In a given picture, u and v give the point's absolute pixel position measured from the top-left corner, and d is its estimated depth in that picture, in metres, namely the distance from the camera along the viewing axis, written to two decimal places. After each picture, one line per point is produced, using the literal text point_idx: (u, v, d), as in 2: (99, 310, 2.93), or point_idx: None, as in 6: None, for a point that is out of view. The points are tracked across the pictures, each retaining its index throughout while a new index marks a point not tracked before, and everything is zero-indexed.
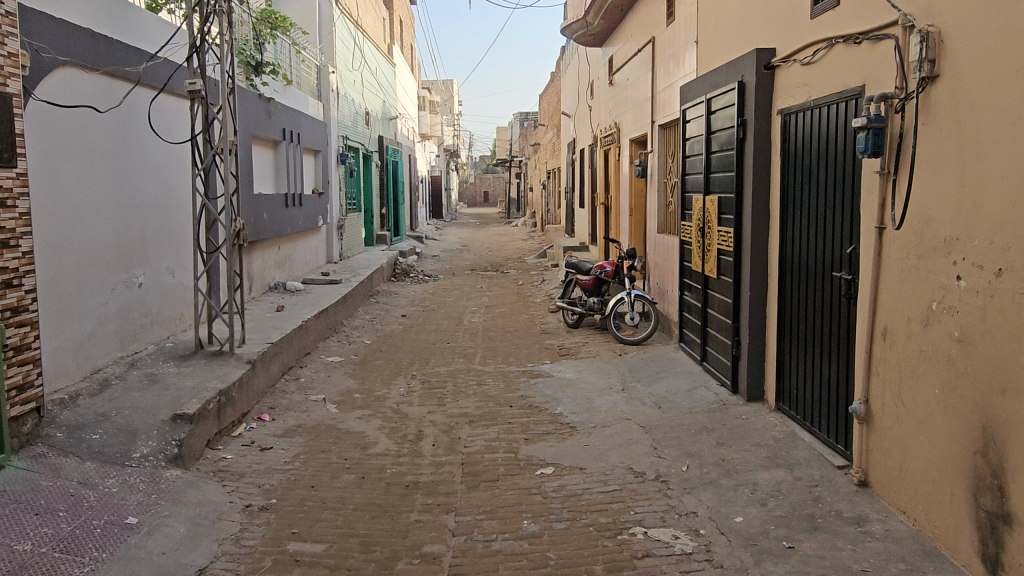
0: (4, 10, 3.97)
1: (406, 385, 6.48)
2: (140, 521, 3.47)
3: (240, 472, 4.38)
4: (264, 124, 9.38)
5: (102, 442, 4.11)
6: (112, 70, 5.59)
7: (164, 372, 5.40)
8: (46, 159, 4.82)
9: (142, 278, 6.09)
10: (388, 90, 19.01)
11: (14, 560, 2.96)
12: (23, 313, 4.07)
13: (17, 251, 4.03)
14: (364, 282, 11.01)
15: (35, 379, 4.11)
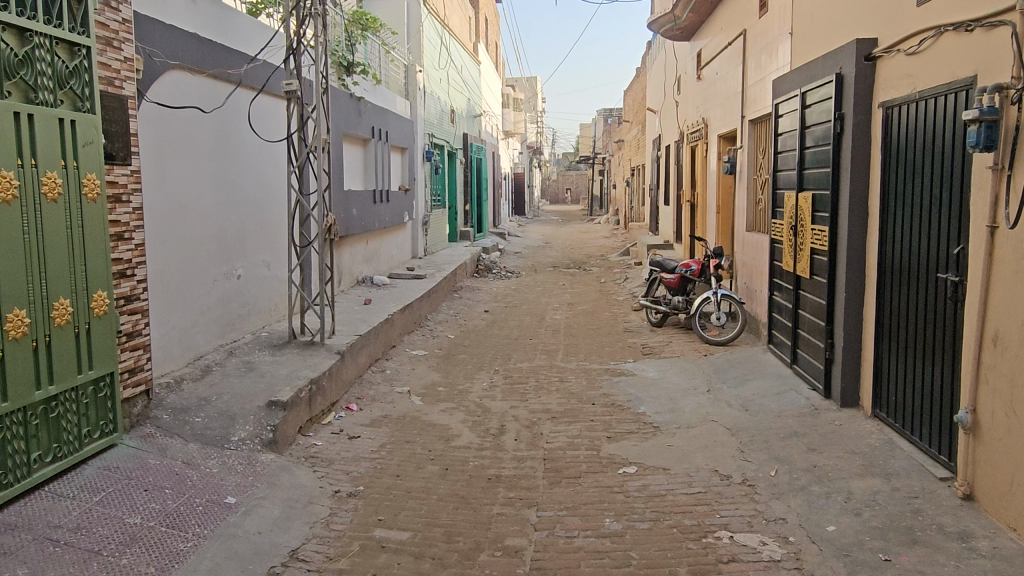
0: (122, 17, 4.23)
1: (489, 379, 6.54)
2: (238, 501, 3.64)
3: (330, 459, 4.54)
4: (355, 122, 9.67)
5: (204, 425, 4.34)
6: (216, 72, 5.89)
7: (260, 360, 5.65)
8: (157, 157, 5.12)
9: (241, 271, 6.39)
10: (472, 89, 19.26)
11: (126, 532, 3.17)
12: (135, 302, 4.34)
13: (130, 244, 4.30)
14: (447, 278, 11.20)
15: (145, 363, 4.39)
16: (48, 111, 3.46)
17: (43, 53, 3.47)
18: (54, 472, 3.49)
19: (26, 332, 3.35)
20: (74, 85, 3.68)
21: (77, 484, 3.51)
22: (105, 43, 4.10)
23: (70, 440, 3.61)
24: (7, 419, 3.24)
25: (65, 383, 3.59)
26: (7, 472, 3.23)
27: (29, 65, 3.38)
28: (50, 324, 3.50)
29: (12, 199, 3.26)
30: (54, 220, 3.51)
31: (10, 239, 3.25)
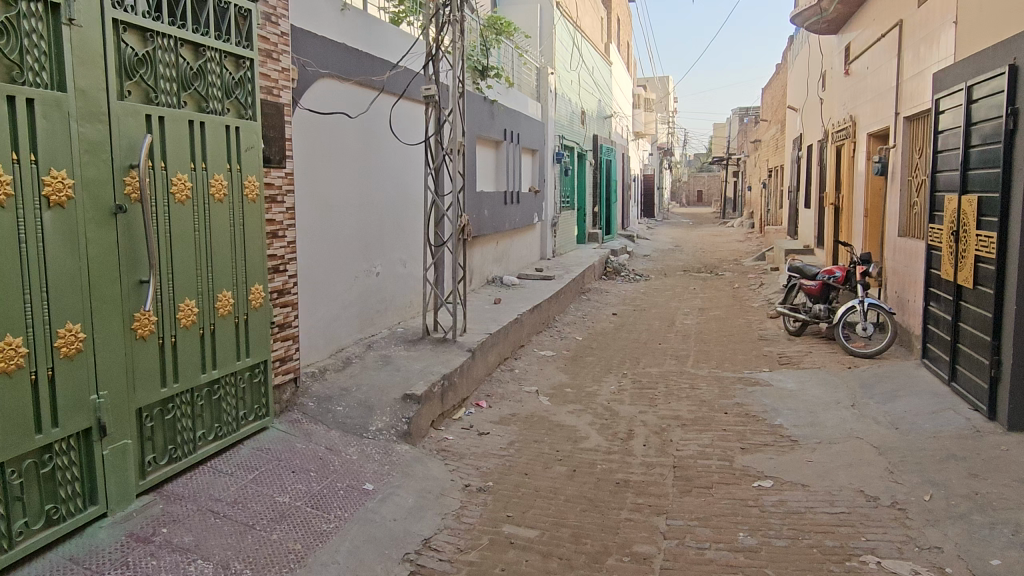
0: (280, 31, 4.56)
1: (617, 383, 6.48)
2: (376, 489, 3.82)
3: (461, 453, 4.67)
4: (489, 125, 9.89)
5: (345, 414, 4.59)
6: (361, 80, 6.19)
7: (396, 354, 5.89)
8: (308, 161, 5.46)
9: (380, 268, 6.69)
10: (604, 90, 19.18)
11: (277, 510, 3.41)
12: (286, 295, 4.66)
13: (284, 241, 4.61)
14: (575, 279, 11.21)
15: (293, 353, 4.70)
16: (216, 119, 3.78)
17: (214, 65, 3.79)
18: (214, 450, 3.81)
19: (195, 320, 3.67)
20: (239, 95, 4.00)
21: (234, 462, 3.81)
22: (266, 55, 4.42)
23: (228, 421, 3.93)
24: (177, 398, 3.57)
25: (226, 368, 3.90)
26: (176, 447, 3.55)
27: (202, 77, 3.71)
28: (215, 314, 3.82)
29: (186, 199, 3.58)
30: (220, 219, 3.83)
31: (184, 236, 3.57)
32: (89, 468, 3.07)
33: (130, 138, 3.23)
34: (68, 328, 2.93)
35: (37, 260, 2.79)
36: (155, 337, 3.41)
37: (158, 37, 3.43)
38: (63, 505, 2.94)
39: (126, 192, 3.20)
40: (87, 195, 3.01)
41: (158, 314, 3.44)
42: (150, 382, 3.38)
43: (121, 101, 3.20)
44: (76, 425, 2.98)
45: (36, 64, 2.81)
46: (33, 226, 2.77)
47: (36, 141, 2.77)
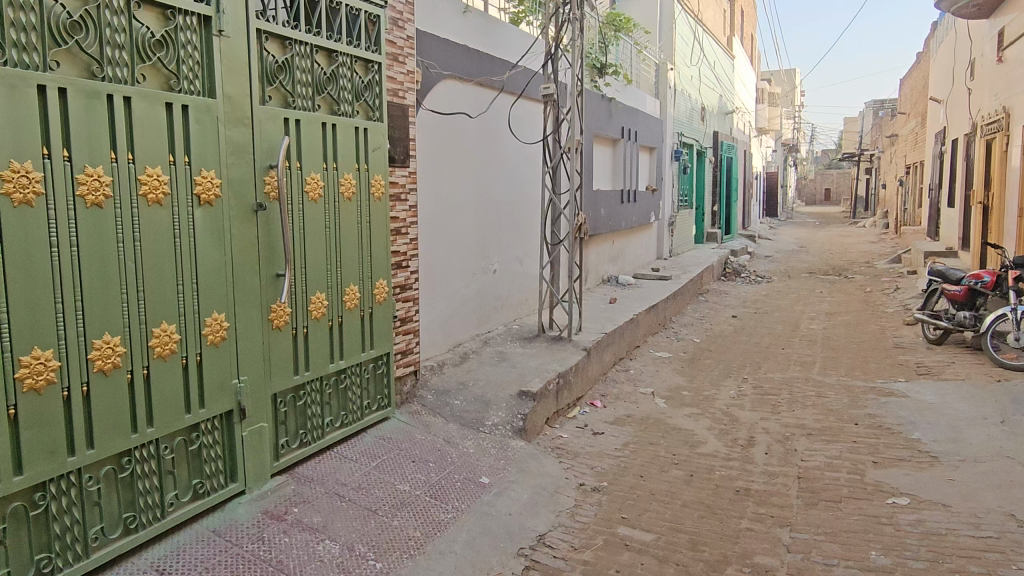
0: (406, 35, 4.72)
1: (737, 388, 6.27)
2: (491, 482, 3.88)
3: (575, 452, 4.66)
4: (606, 123, 9.82)
5: (462, 407, 4.69)
6: (482, 80, 6.31)
7: (512, 351, 5.97)
8: (430, 160, 5.62)
9: (497, 266, 6.79)
10: (726, 85, 18.60)
11: (398, 497, 3.54)
12: (408, 290, 4.81)
13: (406, 238, 4.77)
14: (693, 280, 10.92)
15: (414, 347, 4.85)
16: (347, 121, 3.96)
17: (346, 70, 3.99)
18: (341, 437, 4.00)
19: (325, 312, 3.86)
20: (368, 97, 4.18)
21: (359, 449, 3.98)
22: (393, 59, 4.59)
23: (353, 409, 4.12)
24: (308, 386, 3.77)
25: (352, 359, 4.08)
26: (306, 432, 3.76)
27: (334, 81, 3.91)
28: (343, 307, 4.00)
29: (319, 198, 3.77)
30: (349, 217, 4.02)
31: (316, 233, 3.77)
32: (231, 447, 3.30)
33: (270, 141, 3.44)
34: (215, 317, 3.16)
35: (188, 254, 3.01)
36: (289, 327, 3.62)
37: (297, 45, 3.64)
38: (208, 480, 3.18)
39: (265, 191, 3.41)
40: (232, 193, 3.23)
41: (292, 305, 3.64)
42: (284, 370, 3.59)
43: (262, 105, 3.42)
44: (219, 408, 3.21)
45: (191, 73, 3.04)
46: (186, 222, 3.00)
47: (189, 144, 3.00)
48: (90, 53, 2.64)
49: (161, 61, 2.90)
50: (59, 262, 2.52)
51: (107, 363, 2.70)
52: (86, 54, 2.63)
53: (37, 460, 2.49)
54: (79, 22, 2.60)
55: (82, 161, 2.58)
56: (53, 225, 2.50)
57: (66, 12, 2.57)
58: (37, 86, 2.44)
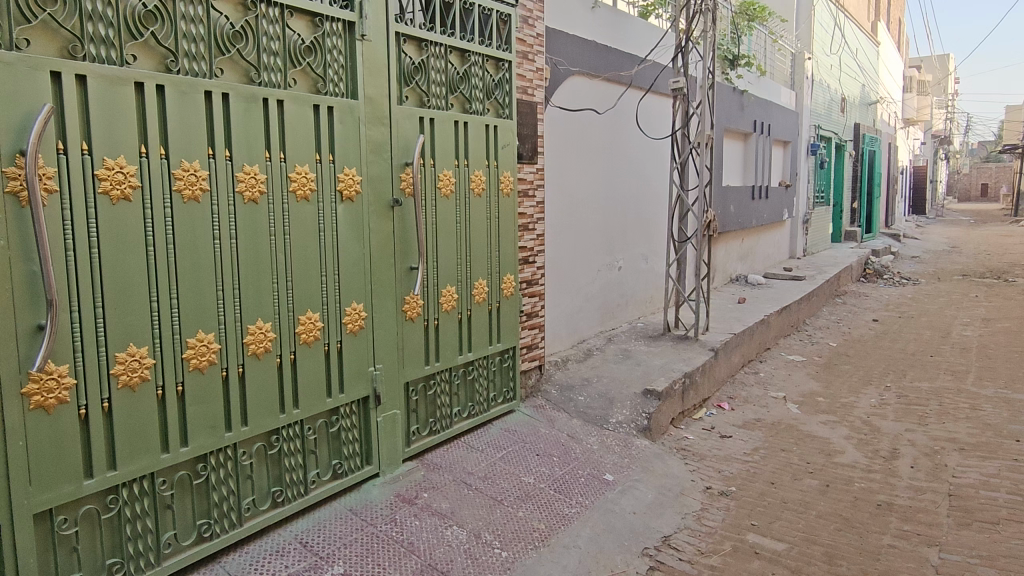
0: (536, 32, 4.77)
1: (878, 396, 5.89)
2: (616, 480, 3.86)
3: (702, 454, 4.55)
4: (738, 116, 9.49)
5: (586, 403, 4.69)
6: (610, 76, 6.26)
7: (636, 349, 5.90)
8: (558, 156, 5.64)
9: (622, 263, 6.73)
10: (869, 73, 17.46)
11: (523, 489, 3.59)
12: (534, 286, 4.87)
13: (533, 234, 4.82)
14: (830, 281, 10.35)
15: (539, 341, 4.91)
16: (478, 119, 4.05)
17: (478, 69, 4.09)
18: (468, 426, 4.11)
19: (455, 305, 3.98)
20: (498, 95, 4.27)
21: (485, 440, 4.08)
22: (523, 57, 4.64)
23: (480, 400, 4.23)
24: (438, 376, 3.91)
25: (480, 351, 4.19)
26: (436, 420, 3.90)
27: (467, 80, 4.02)
28: (472, 301, 4.11)
29: (450, 194, 3.89)
30: (479, 212, 4.11)
31: (448, 228, 3.89)
32: (366, 431, 3.47)
33: (407, 139, 3.58)
34: (354, 307, 3.33)
35: (332, 247, 3.19)
36: (421, 319, 3.75)
37: (432, 46, 3.76)
38: (346, 461, 3.37)
39: (401, 187, 3.55)
40: (371, 190, 3.38)
41: (424, 297, 3.78)
42: (416, 359, 3.74)
43: (399, 105, 3.56)
44: (357, 393, 3.38)
45: (335, 76, 3.22)
46: (330, 218, 3.18)
47: (333, 143, 3.17)
48: (249, 60, 2.84)
49: (309, 66, 3.09)
50: (221, 253, 2.73)
51: (259, 347, 2.90)
52: (245, 60, 2.83)
53: (200, 434, 2.71)
54: (240, 32, 2.79)
55: (241, 160, 2.78)
56: (216, 219, 2.71)
57: (230, 22, 2.76)
58: (204, 91, 2.65)
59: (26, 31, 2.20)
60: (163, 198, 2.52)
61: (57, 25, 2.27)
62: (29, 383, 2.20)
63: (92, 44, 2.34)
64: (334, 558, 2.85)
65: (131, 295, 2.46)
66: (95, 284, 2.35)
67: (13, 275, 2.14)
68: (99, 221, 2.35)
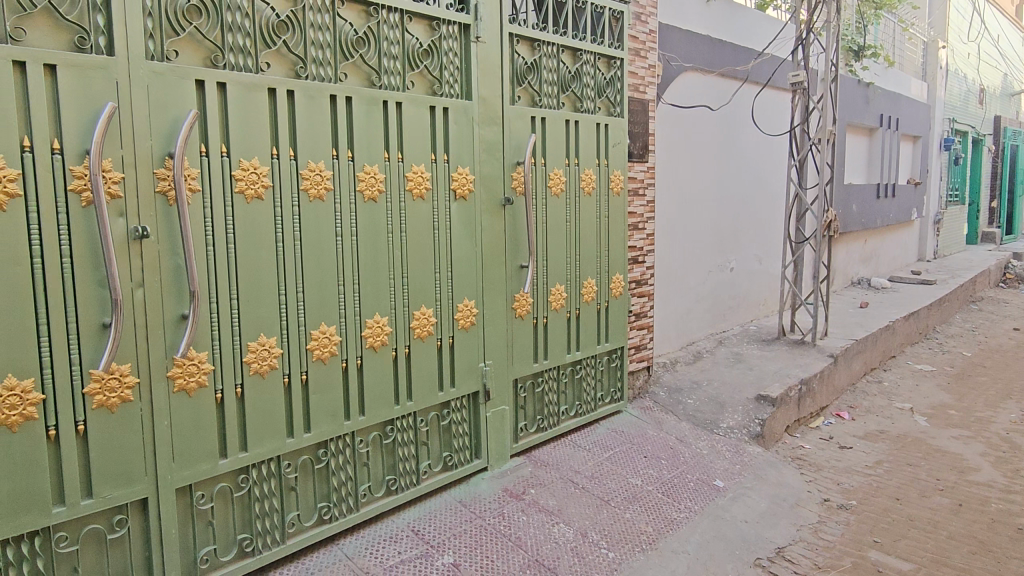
0: (649, 29, 4.69)
1: (1020, 412, 5.44)
2: (727, 486, 3.75)
3: (819, 464, 4.35)
4: (863, 111, 8.98)
5: (696, 407, 4.59)
6: (725, 71, 6.08)
7: (749, 353, 5.71)
8: (669, 154, 5.54)
9: (735, 263, 6.52)
10: (1012, 61, 16.09)
11: (630, 490, 3.56)
12: (643, 286, 4.80)
13: (643, 233, 4.75)
14: (964, 286, 9.63)
15: (647, 342, 4.84)
16: (589, 118, 4.05)
17: (589, 68, 4.08)
18: (575, 425, 4.12)
19: (564, 304, 3.99)
20: (610, 93, 4.24)
21: (592, 439, 4.07)
22: (636, 54, 4.59)
23: (587, 400, 4.23)
24: (547, 374, 3.94)
25: (589, 350, 4.19)
26: (544, 418, 3.94)
27: (579, 79, 4.01)
28: (580, 300, 4.11)
29: (561, 193, 3.90)
30: (589, 211, 4.10)
31: (559, 227, 3.90)
32: (476, 425, 3.55)
33: (519, 139, 3.63)
34: (466, 303, 3.40)
35: (446, 244, 3.28)
36: (531, 317, 3.79)
37: (545, 46, 3.78)
38: (456, 454, 3.45)
39: (513, 186, 3.60)
40: (484, 189, 3.45)
41: (534, 295, 3.81)
42: (525, 356, 3.78)
43: (512, 105, 3.60)
44: (468, 388, 3.46)
45: (451, 78, 3.30)
46: (444, 216, 3.27)
47: (448, 143, 3.25)
48: (370, 64, 2.95)
49: (427, 69, 3.19)
50: (343, 250, 2.86)
51: (377, 341, 3.02)
52: (367, 65, 2.95)
53: (322, 421, 2.85)
54: (363, 37, 2.91)
55: (363, 161, 2.90)
56: (339, 217, 2.83)
57: (354, 29, 2.89)
58: (330, 96, 2.78)
59: (175, 43, 2.37)
60: (292, 197, 2.67)
61: (201, 37, 2.44)
62: (174, 367, 2.39)
63: (232, 53, 2.51)
64: (445, 547, 2.93)
65: (262, 289, 2.61)
66: (231, 277, 2.52)
67: (161, 268, 2.33)
68: (236, 219, 2.52)
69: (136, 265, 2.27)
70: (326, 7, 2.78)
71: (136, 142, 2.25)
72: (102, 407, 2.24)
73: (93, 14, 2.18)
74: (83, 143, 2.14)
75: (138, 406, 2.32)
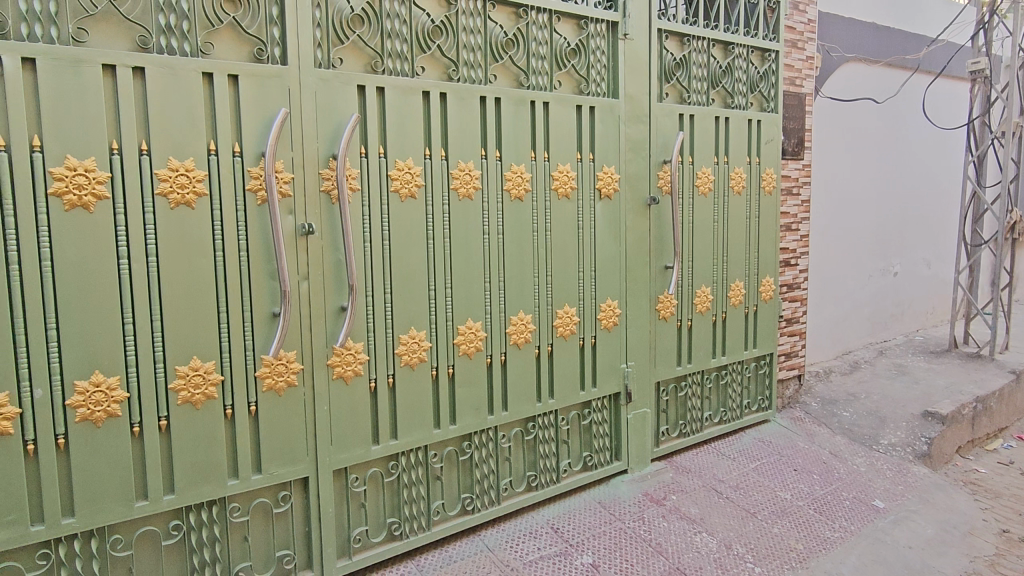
0: (808, 18, 4.44)
1: None
2: (887, 508, 3.46)
3: (996, 492, 3.93)
4: None
5: (852, 421, 4.31)
6: (892, 61, 5.63)
7: (914, 365, 5.29)
8: (826, 150, 5.22)
9: (899, 268, 6.04)
10: None
11: (778, 505, 3.38)
12: (796, 290, 4.56)
13: (797, 234, 4.52)
14: None
15: (799, 350, 4.60)
16: (741, 114, 3.89)
17: (742, 62, 3.92)
18: (719, 432, 4.00)
19: (710, 307, 3.86)
20: (763, 88, 4.05)
21: (737, 448, 3.93)
22: (792, 45, 4.35)
23: (733, 407, 4.09)
24: (690, 378, 3.84)
25: (735, 356, 4.03)
26: (686, 423, 3.85)
27: (730, 74, 3.87)
28: (727, 303, 3.96)
29: (709, 192, 3.77)
30: (738, 211, 3.95)
31: (706, 227, 3.78)
32: (616, 426, 3.51)
33: (666, 137, 3.54)
34: (609, 303, 3.37)
35: (589, 243, 3.26)
36: (675, 319, 3.70)
37: (695, 41, 3.67)
38: (596, 454, 3.44)
39: (659, 185, 3.52)
40: (629, 188, 3.40)
41: (679, 297, 3.72)
42: (668, 360, 3.69)
43: (659, 103, 3.53)
44: (609, 388, 3.43)
45: (598, 76, 3.28)
46: (588, 216, 3.26)
47: (594, 142, 3.23)
48: (519, 65, 3.00)
49: (574, 68, 3.19)
50: (490, 248, 2.91)
51: (521, 338, 3.06)
52: (515, 66, 3.00)
53: (467, 414, 2.93)
54: (512, 39, 2.97)
55: (510, 160, 2.94)
56: (486, 215, 2.89)
57: (503, 30, 2.94)
58: (480, 97, 2.84)
59: (340, 50, 2.51)
60: (442, 196, 2.76)
61: (363, 44, 2.57)
62: (334, 356, 2.54)
63: (390, 59, 2.62)
64: (584, 547, 2.92)
65: (414, 284, 2.72)
66: (386, 272, 2.64)
67: (325, 262, 2.49)
68: (392, 217, 2.63)
69: (302, 259, 2.44)
70: (477, 11, 2.85)
71: (305, 144, 2.41)
72: (271, 390, 2.42)
73: (270, 27, 2.36)
74: (260, 147, 2.31)
75: (301, 391, 2.50)
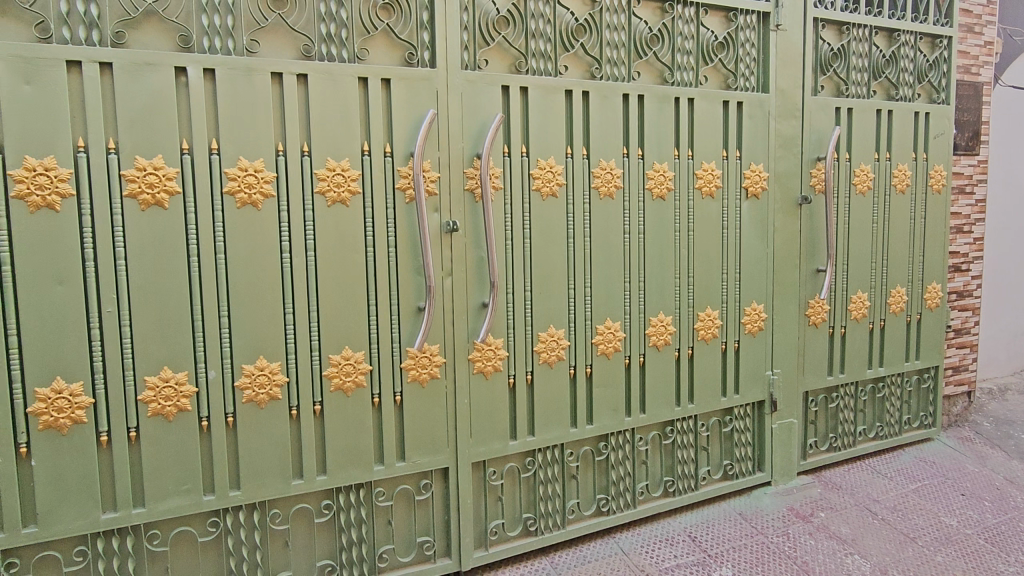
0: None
1: None
2: None
3: None
4: None
5: None
6: None
7: None
8: (1006, 144, 4.72)
9: None
10: None
11: (943, 531, 3.07)
12: (967, 298, 4.16)
13: (969, 237, 4.12)
14: None
15: (970, 364, 4.21)
16: (906, 106, 3.59)
17: (908, 50, 3.62)
18: (874, 448, 3.73)
19: (867, 314, 3.60)
20: (933, 77, 3.72)
21: (894, 467, 3.64)
22: (967, 30, 3.97)
23: (891, 422, 3.80)
24: (842, 389, 3.60)
25: (894, 368, 3.74)
26: (837, 436, 3.62)
27: (895, 63, 3.59)
28: (886, 310, 3.67)
29: (867, 190, 3.51)
30: (901, 210, 3.65)
31: (863, 228, 3.53)
32: (760, 436, 3.36)
33: (821, 132, 3.34)
34: (754, 307, 3.23)
35: (734, 244, 3.14)
36: (826, 325, 3.48)
37: (854, 29, 3.43)
38: (738, 464, 3.31)
39: (811, 184, 3.33)
40: (779, 186, 3.23)
41: (832, 303, 3.50)
42: (818, 369, 3.48)
43: (814, 96, 3.33)
44: (752, 396, 3.28)
45: (747, 70, 3.15)
46: (734, 215, 3.13)
47: (741, 138, 3.11)
48: (664, 61, 2.93)
49: (721, 62, 3.08)
50: (631, 247, 2.87)
51: (660, 339, 2.99)
52: (660, 62, 2.93)
53: (603, 415, 2.90)
54: (657, 35, 2.91)
55: (652, 158, 2.88)
56: (627, 214, 2.85)
57: (648, 27, 2.89)
58: (623, 94, 2.81)
59: (486, 52, 2.57)
60: (583, 194, 2.75)
61: (508, 45, 2.61)
62: (475, 351, 2.59)
63: (534, 59, 2.65)
64: (723, 559, 2.81)
65: (554, 282, 2.73)
66: (526, 270, 2.67)
67: (467, 259, 2.55)
68: (533, 215, 2.66)
69: (446, 256, 2.51)
70: (621, 8, 2.82)
71: (451, 144, 2.48)
72: (415, 381, 2.51)
73: (421, 31, 2.44)
74: (409, 147, 2.41)
75: (444, 383, 2.57)
